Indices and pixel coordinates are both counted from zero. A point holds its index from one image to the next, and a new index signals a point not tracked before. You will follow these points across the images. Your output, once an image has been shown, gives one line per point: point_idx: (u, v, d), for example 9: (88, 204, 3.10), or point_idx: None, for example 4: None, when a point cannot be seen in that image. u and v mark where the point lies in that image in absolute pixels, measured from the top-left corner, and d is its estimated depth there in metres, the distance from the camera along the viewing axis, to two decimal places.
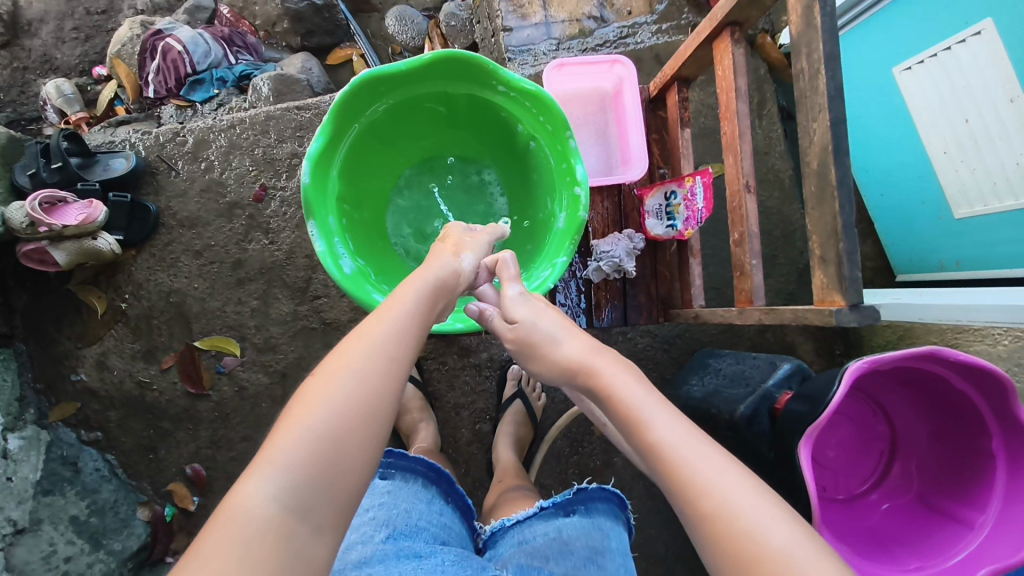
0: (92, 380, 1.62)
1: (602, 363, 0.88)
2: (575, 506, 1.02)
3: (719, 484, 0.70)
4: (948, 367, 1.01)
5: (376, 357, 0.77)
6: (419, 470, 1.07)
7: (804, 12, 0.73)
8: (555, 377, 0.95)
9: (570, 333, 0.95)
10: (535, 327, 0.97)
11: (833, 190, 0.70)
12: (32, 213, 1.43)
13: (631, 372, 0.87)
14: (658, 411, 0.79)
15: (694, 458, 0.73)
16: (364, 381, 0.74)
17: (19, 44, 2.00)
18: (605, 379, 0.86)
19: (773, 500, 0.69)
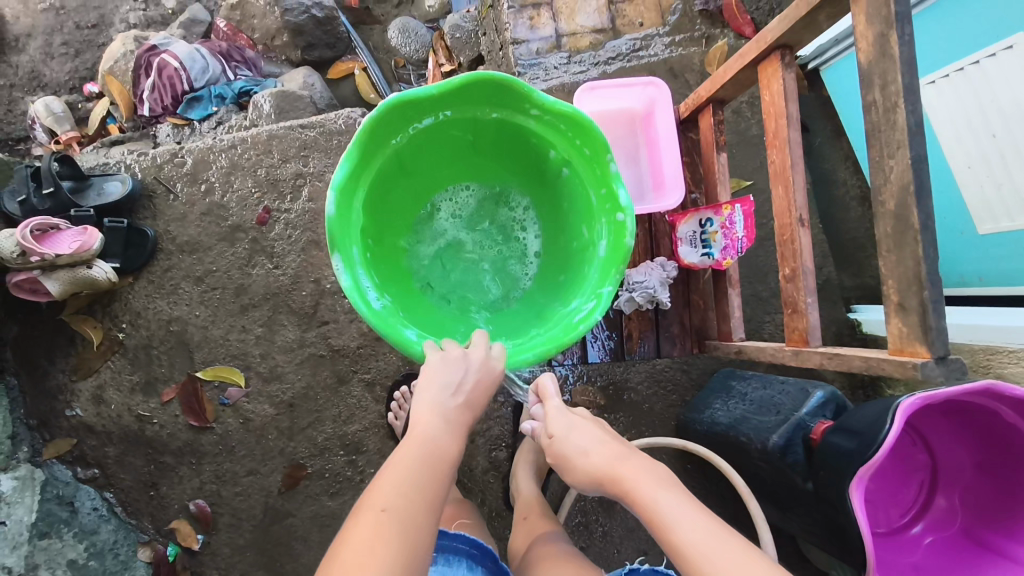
0: (89, 415, 1.54)
1: (628, 469, 0.84)
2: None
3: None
4: (1005, 402, 0.96)
5: (416, 482, 0.79)
6: (462, 551, 1.08)
7: (877, 41, 0.73)
8: (590, 488, 0.91)
9: (597, 440, 0.91)
10: (569, 438, 0.94)
11: (914, 233, 0.71)
12: (23, 242, 1.35)
13: (655, 474, 0.83)
14: (686, 519, 0.76)
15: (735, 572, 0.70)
16: (404, 522, 0.74)
17: (5, 61, 1.91)
18: (630, 487, 0.82)
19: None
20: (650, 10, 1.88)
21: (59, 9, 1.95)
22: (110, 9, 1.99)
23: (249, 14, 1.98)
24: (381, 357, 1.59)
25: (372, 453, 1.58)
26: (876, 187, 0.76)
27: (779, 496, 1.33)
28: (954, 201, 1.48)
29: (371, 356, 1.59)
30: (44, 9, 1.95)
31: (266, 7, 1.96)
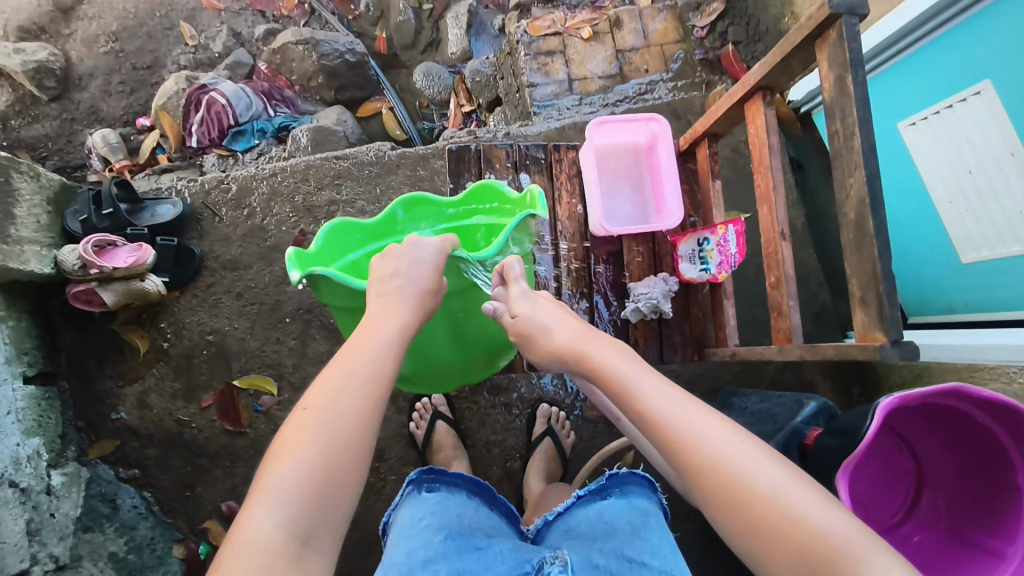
0: (133, 418, 1.66)
1: (591, 345, 0.95)
2: (610, 489, 1.07)
3: (706, 438, 0.79)
4: (973, 402, 1.07)
5: (354, 377, 0.87)
6: (461, 483, 1.15)
7: (837, 81, 0.88)
8: (551, 362, 1.02)
9: (562, 321, 1.02)
10: (532, 317, 1.05)
11: (871, 238, 0.83)
12: (86, 255, 1.50)
13: (617, 351, 0.93)
14: (651, 384, 0.86)
15: (685, 421, 0.81)
16: (350, 412, 0.83)
17: (68, 97, 2.11)
18: (593, 360, 0.93)
19: (756, 446, 0.79)
20: (654, 58, 2.09)
21: (119, 52, 2.16)
22: (164, 52, 2.20)
23: (288, 58, 2.15)
24: None
25: (393, 460, 1.70)
26: (842, 202, 0.89)
27: None
28: (940, 232, 1.60)
29: None
30: (105, 51, 2.16)
31: (303, 52, 2.13)
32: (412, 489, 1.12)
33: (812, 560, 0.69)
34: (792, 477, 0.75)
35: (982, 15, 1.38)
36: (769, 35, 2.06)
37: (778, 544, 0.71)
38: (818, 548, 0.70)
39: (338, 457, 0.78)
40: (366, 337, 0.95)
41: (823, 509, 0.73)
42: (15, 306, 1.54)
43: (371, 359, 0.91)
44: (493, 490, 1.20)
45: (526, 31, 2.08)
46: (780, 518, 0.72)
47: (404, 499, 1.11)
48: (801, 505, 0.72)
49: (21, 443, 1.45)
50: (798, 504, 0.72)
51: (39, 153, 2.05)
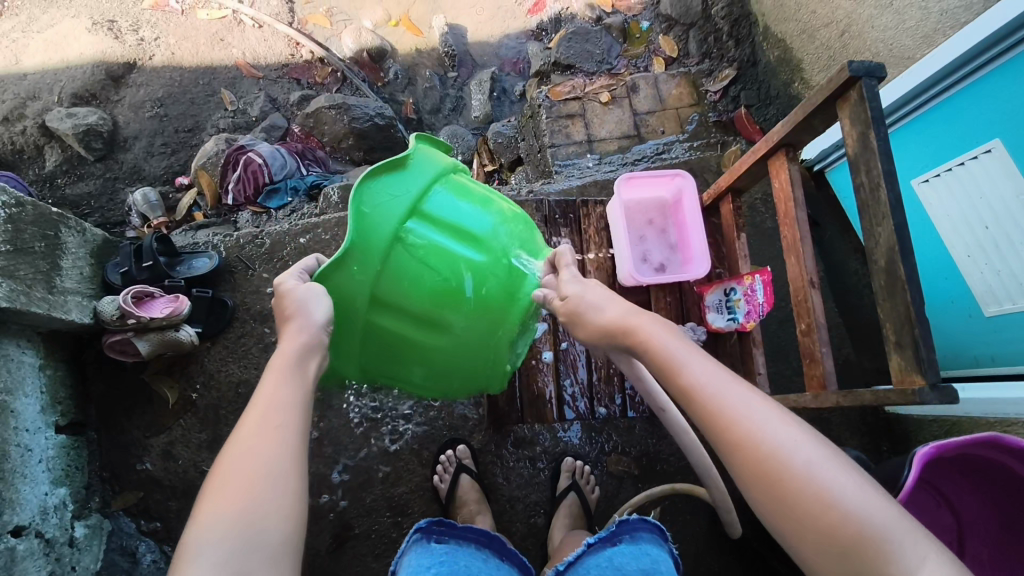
0: (158, 469, 1.66)
1: (641, 322, 0.94)
2: (620, 536, 1.13)
3: (746, 418, 0.78)
4: (1006, 452, 1.07)
5: (275, 416, 0.87)
6: (470, 537, 1.19)
7: (859, 137, 0.93)
8: (599, 341, 1.01)
9: (611, 297, 1.01)
10: (584, 295, 1.02)
11: (903, 284, 0.86)
12: (124, 306, 1.55)
13: (665, 328, 0.93)
14: (693, 358, 0.86)
15: (726, 396, 0.80)
16: (270, 448, 0.84)
17: (113, 157, 2.22)
18: (644, 337, 0.92)
19: (796, 426, 0.77)
20: (670, 121, 2.19)
21: (163, 116, 2.30)
22: (205, 117, 2.33)
23: (321, 121, 2.28)
24: (429, 421, 1.73)
25: (415, 515, 1.68)
26: (871, 249, 0.92)
27: None
28: (960, 285, 1.62)
29: (421, 420, 1.73)
30: (150, 116, 2.29)
31: (336, 115, 2.26)
32: (420, 538, 1.15)
33: (843, 543, 0.70)
34: (829, 458, 0.74)
35: (987, 79, 1.45)
36: (780, 99, 2.16)
37: (809, 526, 0.72)
38: (847, 532, 0.70)
39: (264, 515, 0.78)
40: (274, 380, 0.91)
41: (852, 485, 0.72)
42: (52, 355, 1.58)
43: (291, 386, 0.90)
44: (504, 541, 1.23)
45: (547, 96, 2.21)
46: (813, 495, 0.72)
47: (410, 547, 1.14)
48: (831, 483, 0.72)
49: (50, 492, 1.46)
50: (833, 486, 0.72)
51: (81, 210, 2.14)
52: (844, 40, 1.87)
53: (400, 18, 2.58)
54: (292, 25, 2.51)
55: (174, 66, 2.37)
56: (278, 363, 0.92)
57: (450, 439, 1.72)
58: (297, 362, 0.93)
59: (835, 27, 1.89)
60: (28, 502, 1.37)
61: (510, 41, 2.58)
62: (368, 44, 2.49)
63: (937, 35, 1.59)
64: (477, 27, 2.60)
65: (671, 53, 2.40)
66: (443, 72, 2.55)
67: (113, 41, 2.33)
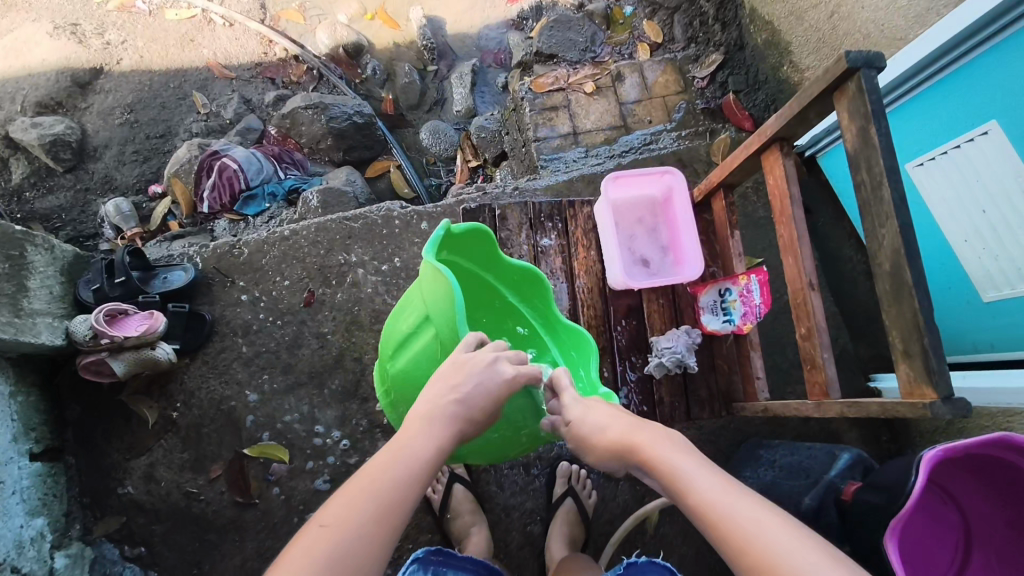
0: (140, 492, 1.61)
1: (646, 437, 0.95)
2: None
3: (761, 538, 0.78)
4: (1017, 452, 1.03)
5: (396, 478, 0.91)
6: (469, 568, 1.15)
7: (859, 131, 0.88)
8: (609, 462, 1.01)
9: (609, 414, 1.03)
10: (585, 418, 1.03)
11: (909, 288, 0.81)
12: (97, 326, 1.49)
13: (668, 439, 0.94)
14: (701, 476, 0.87)
15: (737, 516, 0.81)
16: (372, 512, 0.86)
17: (83, 168, 2.14)
18: (647, 450, 0.93)
19: (817, 547, 0.76)
20: (657, 109, 2.13)
21: (133, 122, 2.21)
22: (176, 121, 2.25)
23: (298, 122, 2.20)
24: None
25: (409, 529, 1.64)
26: (874, 251, 0.88)
27: None
28: (958, 271, 1.57)
29: None
30: (120, 123, 2.20)
31: (313, 115, 2.18)
32: (418, 569, 1.10)
33: None
34: None
35: (985, 57, 1.39)
36: (769, 84, 2.10)
37: None
38: None
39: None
40: (417, 428, 0.98)
41: None
42: (24, 380, 1.52)
43: (411, 466, 0.93)
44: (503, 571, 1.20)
45: (530, 89, 2.14)
46: None
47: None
48: None
49: (25, 525, 1.41)
50: None
51: (52, 223, 2.06)
52: (834, 21, 1.81)
53: (376, 12, 2.49)
54: (265, 22, 2.43)
55: (143, 70, 2.28)
56: (415, 428, 0.98)
57: None
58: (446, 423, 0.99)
59: (824, 8, 1.84)
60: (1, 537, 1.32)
61: (491, 32, 2.49)
62: (345, 40, 2.40)
63: (931, 15, 1.53)
64: (457, 18, 2.51)
65: (655, 39, 2.33)
66: (423, 66, 2.47)
67: (77, 46, 2.24)
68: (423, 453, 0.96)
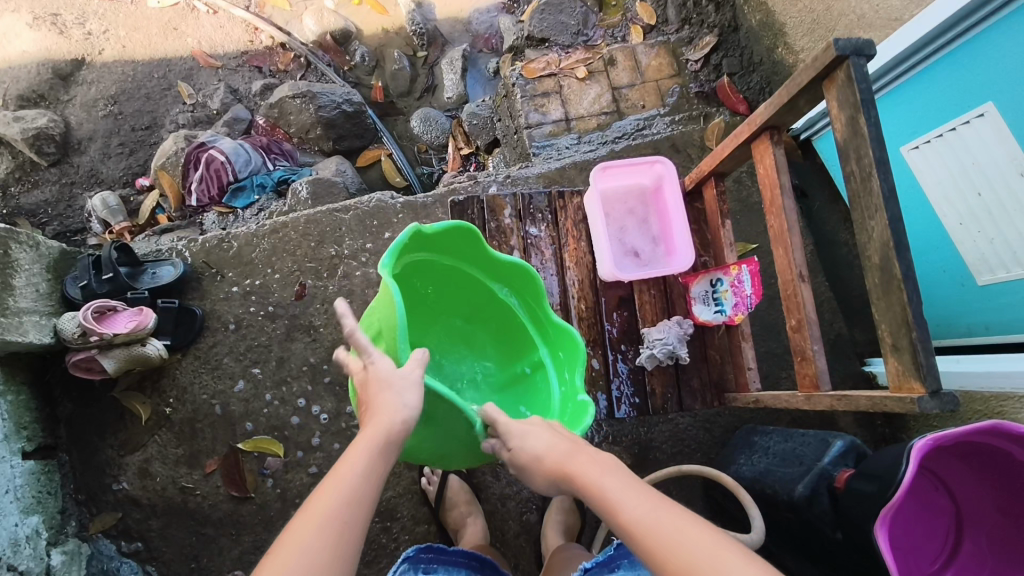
0: (135, 488, 1.61)
1: (579, 462, 0.94)
2: (618, 561, 1.10)
3: (690, 551, 0.78)
4: (1008, 439, 1.03)
5: (340, 512, 0.83)
6: (461, 562, 1.15)
7: (848, 121, 0.86)
8: (548, 487, 0.98)
9: (547, 438, 1.00)
10: (522, 442, 1.01)
11: (899, 282, 0.80)
12: (85, 323, 1.48)
13: (601, 463, 0.93)
14: (628, 495, 0.87)
15: (664, 530, 0.81)
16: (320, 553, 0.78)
17: (68, 161, 2.11)
18: (581, 477, 0.92)
19: (738, 556, 0.77)
20: (650, 94, 2.10)
21: (117, 114, 2.18)
22: (162, 112, 2.21)
23: (286, 111, 2.16)
24: None
25: (405, 520, 1.64)
26: (864, 244, 0.86)
27: (811, 549, 1.35)
28: (953, 254, 1.56)
29: None
30: (104, 115, 2.17)
31: (301, 104, 2.14)
32: (408, 568, 1.10)
33: None
34: None
35: (981, 37, 1.37)
36: (763, 65, 2.07)
37: None
38: None
39: None
40: (354, 455, 0.90)
41: None
42: (13, 379, 1.51)
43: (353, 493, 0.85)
44: (496, 564, 1.20)
45: (521, 74, 2.10)
46: None
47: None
48: None
49: (20, 523, 1.41)
50: None
51: (38, 218, 2.04)
52: (828, 2, 1.78)
53: None
54: (250, 9, 2.37)
55: (126, 60, 2.24)
56: (351, 454, 0.89)
57: None
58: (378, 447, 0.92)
59: None
60: None
61: (482, 15, 2.45)
62: (332, 26, 2.36)
63: None
64: (446, 2, 2.46)
65: (649, 20, 2.29)
66: (412, 52, 2.42)
67: (58, 37, 2.20)
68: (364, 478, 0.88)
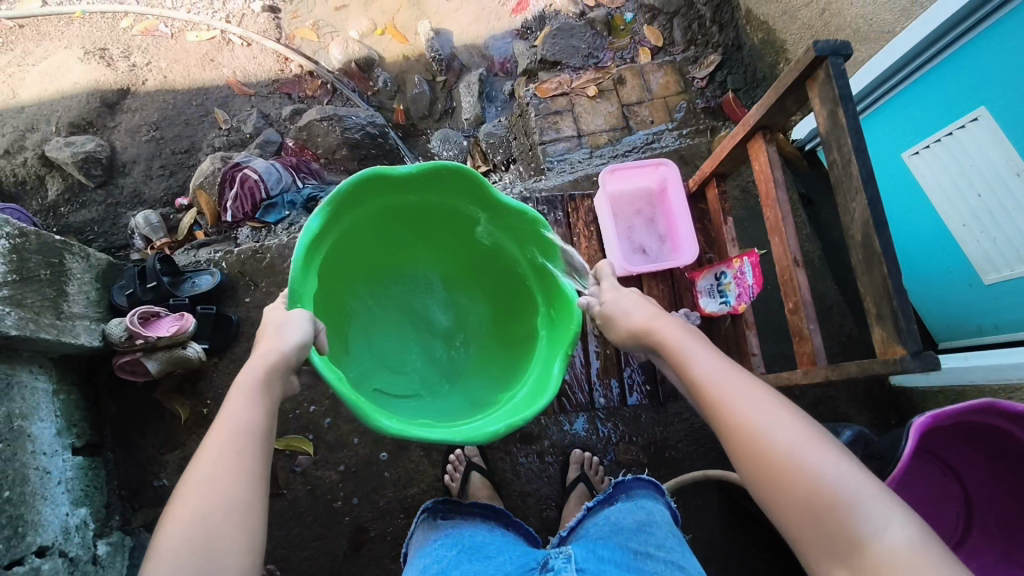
0: (174, 484, 1.70)
1: (663, 324, 1.07)
2: (616, 496, 1.23)
3: (738, 400, 0.87)
4: (1004, 416, 1.07)
5: (238, 443, 0.90)
6: (475, 511, 1.30)
7: (830, 115, 0.96)
8: (631, 342, 1.14)
9: (638, 306, 1.15)
10: (618, 303, 1.18)
11: (879, 257, 0.89)
12: (131, 327, 1.58)
13: (685, 333, 1.05)
14: (699, 354, 0.98)
15: (724, 381, 0.91)
16: (227, 485, 0.86)
17: (113, 183, 2.26)
18: (661, 336, 1.06)
19: (784, 407, 0.85)
20: (659, 110, 2.20)
21: (159, 139, 2.33)
22: (200, 137, 2.37)
23: (314, 133, 2.30)
24: None
25: None
26: (849, 226, 0.96)
27: None
28: (958, 254, 1.61)
29: None
30: (147, 139, 2.33)
31: (328, 127, 2.29)
32: (427, 517, 1.27)
33: (818, 512, 0.75)
34: (813, 438, 0.81)
35: (971, 45, 1.44)
36: (766, 81, 2.18)
37: (788, 495, 0.78)
38: (819, 497, 0.75)
39: (221, 544, 0.81)
40: (242, 394, 0.96)
41: (833, 463, 0.77)
42: (65, 380, 1.62)
43: (246, 423, 0.93)
44: (509, 516, 1.35)
45: (535, 94, 2.23)
46: (787, 467, 0.79)
47: (419, 528, 1.26)
48: (807, 455, 0.78)
49: (70, 513, 1.50)
50: (810, 459, 0.78)
51: (86, 236, 2.19)
52: (825, 18, 1.89)
53: (386, 27, 2.59)
54: (280, 41, 2.54)
55: (167, 89, 2.41)
56: (230, 401, 0.95)
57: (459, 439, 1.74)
58: (264, 385, 0.99)
59: (815, 6, 1.91)
60: (50, 523, 1.41)
61: (497, 42, 2.58)
62: (357, 55, 2.51)
63: (915, 8, 1.59)
64: (464, 30, 2.60)
65: (656, 42, 2.41)
66: (432, 77, 2.56)
67: (106, 69, 2.38)
68: (253, 416, 0.94)
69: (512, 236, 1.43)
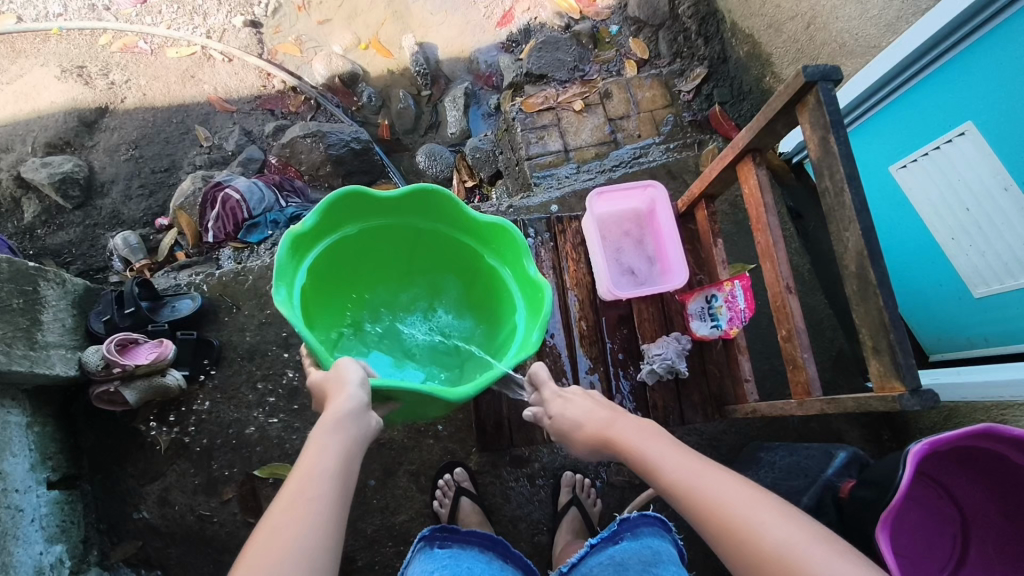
0: (154, 517, 1.65)
1: (619, 429, 1.08)
2: (622, 534, 1.20)
3: (716, 496, 0.86)
4: (1003, 443, 1.05)
5: (320, 488, 0.89)
6: (473, 541, 1.27)
7: (821, 142, 0.95)
8: (590, 450, 1.15)
9: (592, 412, 1.15)
10: (566, 412, 1.19)
11: (874, 288, 0.88)
12: (109, 355, 1.54)
13: (641, 431, 1.05)
14: (664, 456, 0.97)
15: (696, 480, 0.90)
16: (306, 533, 0.83)
17: (91, 204, 2.21)
18: (622, 441, 1.06)
19: (769, 502, 0.84)
20: (645, 124, 2.19)
21: (138, 158, 2.29)
22: (180, 155, 2.32)
23: (297, 150, 2.26)
24: (422, 447, 1.72)
25: None
26: (842, 254, 0.95)
27: None
28: (948, 268, 1.60)
29: (414, 446, 1.72)
30: (126, 159, 2.28)
31: (312, 144, 2.25)
32: (425, 546, 1.24)
33: None
34: (801, 530, 0.79)
35: (956, 60, 1.44)
36: (753, 94, 2.16)
37: None
38: None
39: None
40: (323, 440, 0.97)
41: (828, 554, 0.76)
42: (40, 412, 1.57)
43: (330, 470, 0.92)
44: (509, 546, 1.30)
45: (520, 109, 2.21)
46: (783, 563, 0.76)
47: (415, 555, 1.22)
48: (800, 548, 0.77)
49: (44, 551, 1.46)
50: (803, 553, 0.76)
51: (63, 258, 2.13)
52: (811, 31, 1.88)
53: (370, 41, 2.56)
54: (263, 56, 2.50)
55: (147, 107, 2.36)
56: (313, 446, 0.95)
57: (447, 464, 1.70)
58: (346, 431, 1.00)
59: (801, 20, 1.90)
60: (22, 563, 1.36)
61: (483, 55, 2.55)
62: (340, 70, 2.48)
63: (900, 23, 1.58)
64: (449, 43, 2.57)
65: (641, 55, 2.39)
66: (417, 92, 2.53)
67: (84, 87, 2.34)
68: (336, 463, 0.94)
69: (429, 214, 1.44)
